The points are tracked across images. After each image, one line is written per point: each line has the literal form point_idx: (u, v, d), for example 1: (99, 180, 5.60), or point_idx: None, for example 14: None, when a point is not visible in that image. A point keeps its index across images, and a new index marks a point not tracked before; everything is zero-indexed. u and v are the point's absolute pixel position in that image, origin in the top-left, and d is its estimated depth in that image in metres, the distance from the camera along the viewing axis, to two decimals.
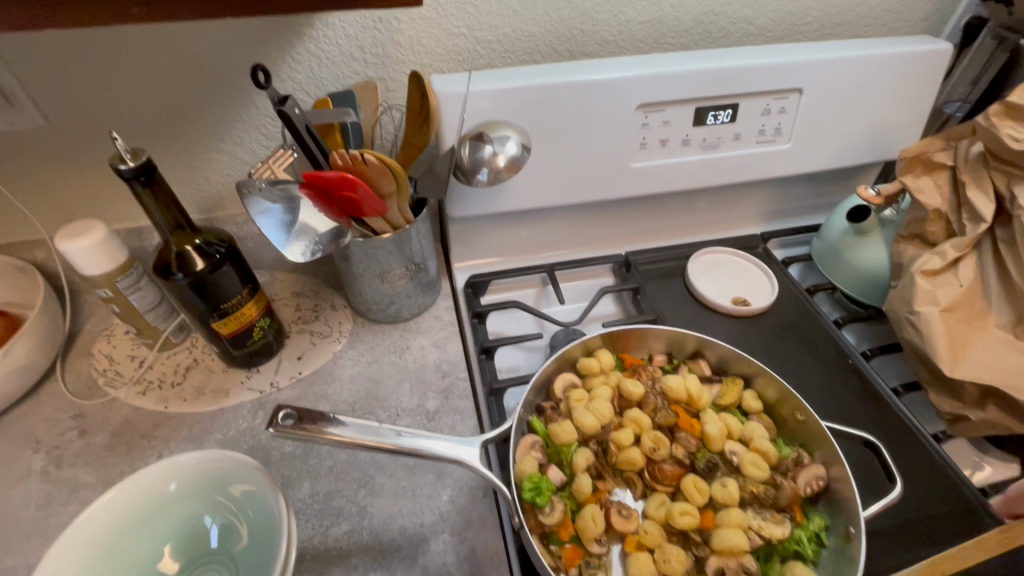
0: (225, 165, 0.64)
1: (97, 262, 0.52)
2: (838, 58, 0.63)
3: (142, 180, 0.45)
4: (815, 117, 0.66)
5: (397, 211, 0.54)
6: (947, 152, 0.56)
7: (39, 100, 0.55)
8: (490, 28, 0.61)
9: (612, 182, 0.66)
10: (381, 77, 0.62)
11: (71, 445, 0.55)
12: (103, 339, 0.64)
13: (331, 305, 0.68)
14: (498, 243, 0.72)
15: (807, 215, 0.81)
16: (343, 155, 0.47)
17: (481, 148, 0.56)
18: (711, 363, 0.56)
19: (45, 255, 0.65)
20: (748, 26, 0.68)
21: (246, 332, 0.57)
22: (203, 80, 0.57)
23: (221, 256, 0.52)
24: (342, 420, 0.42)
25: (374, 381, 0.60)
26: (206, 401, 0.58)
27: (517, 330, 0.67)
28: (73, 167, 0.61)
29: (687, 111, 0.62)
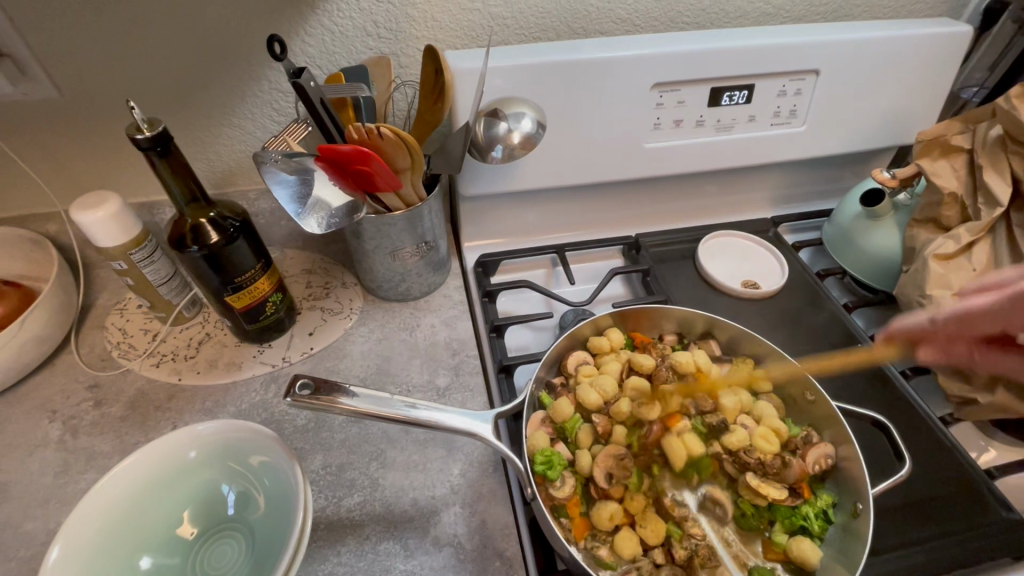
0: (237, 140, 0.64)
1: (112, 234, 0.52)
2: (857, 39, 0.62)
3: (159, 150, 0.45)
4: (831, 100, 0.66)
5: (410, 187, 0.54)
6: (964, 135, 0.56)
7: (52, 70, 0.55)
8: (505, 3, 0.60)
9: (625, 163, 0.65)
10: (394, 53, 0.61)
11: (86, 415, 0.55)
12: (117, 313, 0.64)
13: (342, 282, 0.68)
14: (508, 223, 0.72)
15: (818, 200, 0.80)
16: (358, 129, 0.46)
17: (495, 124, 0.55)
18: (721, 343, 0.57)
19: (57, 228, 0.65)
20: (766, 6, 0.67)
21: (259, 306, 0.57)
22: (215, 52, 0.57)
23: (236, 230, 0.52)
24: (354, 391, 0.43)
25: (385, 358, 0.60)
26: (219, 374, 0.58)
27: (527, 310, 0.67)
28: (85, 140, 0.60)
29: (702, 92, 0.62)
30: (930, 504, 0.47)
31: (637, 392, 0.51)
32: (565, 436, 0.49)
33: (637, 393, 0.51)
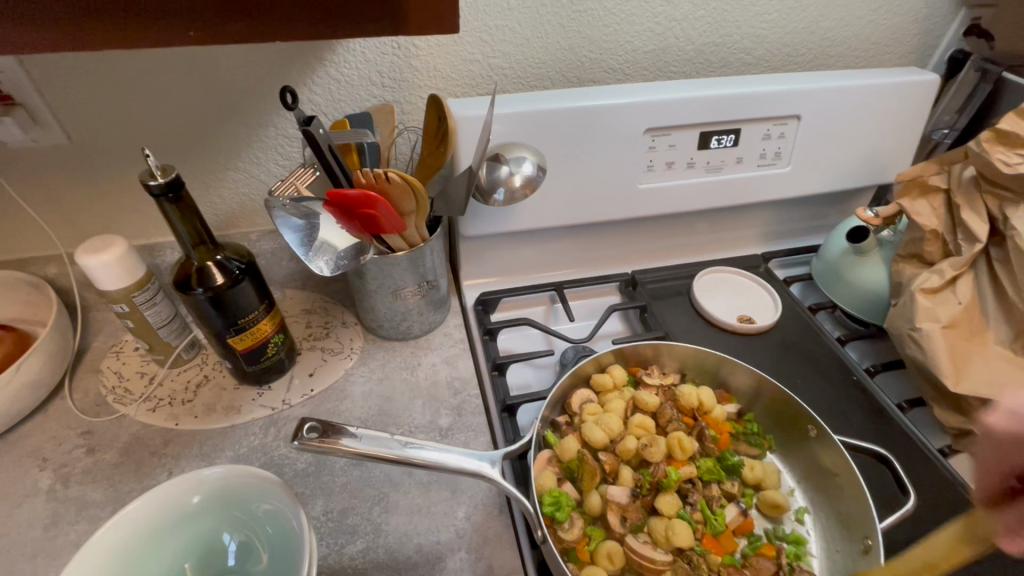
0: (241, 183, 0.66)
1: (116, 277, 0.52)
2: (834, 87, 0.66)
3: (170, 196, 0.46)
4: (813, 143, 0.69)
5: (414, 229, 0.55)
6: (941, 176, 0.59)
7: (63, 118, 0.56)
8: (504, 55, 0.63)
9: (621, 203, 0.68)
10: (398, 100, 0.64)
11: (79, 462, 0.54)
12: (112, 356, 0.64)
13: (342, 322, 0.68)
14: (507, 261, 0.73)
15: (805, 236, 0.83)
16: (367, 173, 0.48)
17: (498, 168, 0.57)
18: (720, 379, 0.57)
19: (56, 270, 0.65)
20: (747, 56, 0.72)
21: (260, 348, 0.57)
22: (225, 101, 0.59)
23: (241, 272, 0.52)
24: (357, 432, 0.42)
25: (386, 398, 0.60)
26: (217, 418, 0.57)
27: (527, 347, 0.68)
28: (90, 184, 0.61)
29: (692, 136, 0.65)
30: (935, 538, 0.47)
31: (642, 430, 0.51)
32: (572, 473, 0.49)
33: (642, 431, 0.51)
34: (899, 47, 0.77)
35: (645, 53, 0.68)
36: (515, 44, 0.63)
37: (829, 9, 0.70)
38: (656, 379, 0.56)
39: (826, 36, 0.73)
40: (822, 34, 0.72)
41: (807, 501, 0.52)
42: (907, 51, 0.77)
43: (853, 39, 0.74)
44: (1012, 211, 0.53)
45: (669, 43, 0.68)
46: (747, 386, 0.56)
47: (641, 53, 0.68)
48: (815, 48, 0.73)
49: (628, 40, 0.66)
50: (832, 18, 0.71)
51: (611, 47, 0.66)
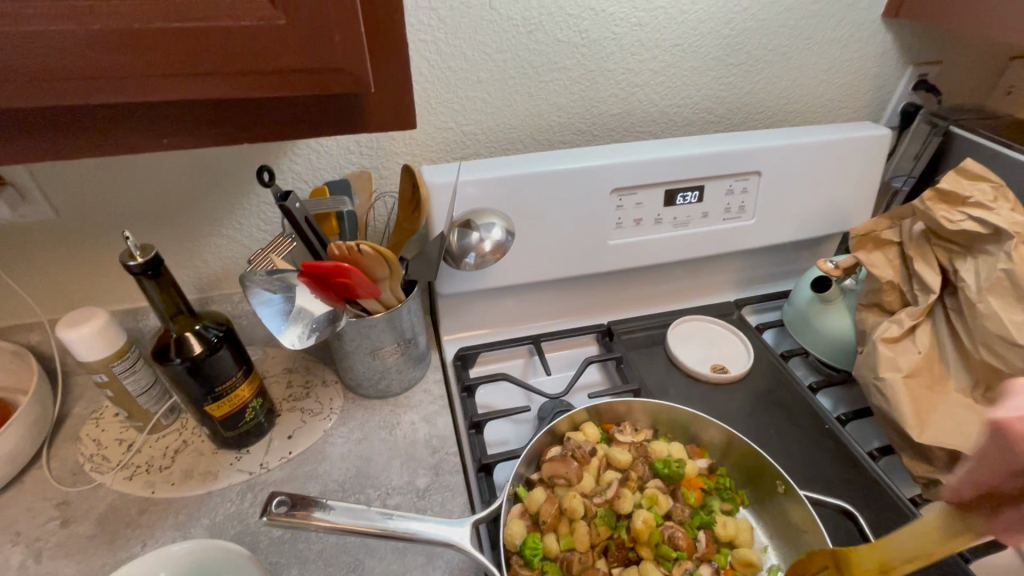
0: (224, 248, 0.68)
1: (97, 349, 0.53)
2: (790, 145, 0.70)
3: (150, 273, 0.48)
4: (775, 196, 0.73)
5: (389, 292, 0.57)
6: (893, 230, 0.62)
7: (51, 194, 0.58)
8: (476, 123, 0.67)
9: (593, 258, 0.70)
10: (376, 167, 0.67)
11: (52, 536, 0.53)
12: (92, 423, 0.64)
13: (322, 381, 0.69)
14: (486, 316, 0.75)
15: (778, 282, 0.86)
16: (340, 246, 0.50)
17: (469, 234, 0.59)
18: (693, 432, 0.58)
19: (40, 338, 0.66)
20: (709, 115, 0.76)
21: (238, 413, 0.58)
22: (209, 174, 0.61)
23: (219, 339, 0.53)
24: (329, 504, 0.43)
25: (364, 460, 0.60)
26: (194, 484, 0.57)
27: (505, 402, 0.69)
28: (76, 254, 0.63)
29: (658, 194, 0.68)
30: None
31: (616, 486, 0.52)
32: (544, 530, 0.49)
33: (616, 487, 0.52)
34: (853, 102, 0.81)
35: (611, 116, 0.72)
36: (486, 112, 0.67)
37: (782, 71, 0.75)
38: (628, 436, 0.57)
39: (783, 95, 0.77)
40: (778, 94, 0.77)
41: (779, 558, 0.52)
42: (860, 106, 0.81)
43: (808, 97, 0.78)
44: (961, 263, 0.55)
45: (634, 107, 0.72)
46: (719, 438, 0.57)
47: (607, 116, 0.72)
48: (772, 106, 0.78)
49: (594, 106, 0.70)
50: (786, 79, 0.76)
51: (578, 112, 0.70)
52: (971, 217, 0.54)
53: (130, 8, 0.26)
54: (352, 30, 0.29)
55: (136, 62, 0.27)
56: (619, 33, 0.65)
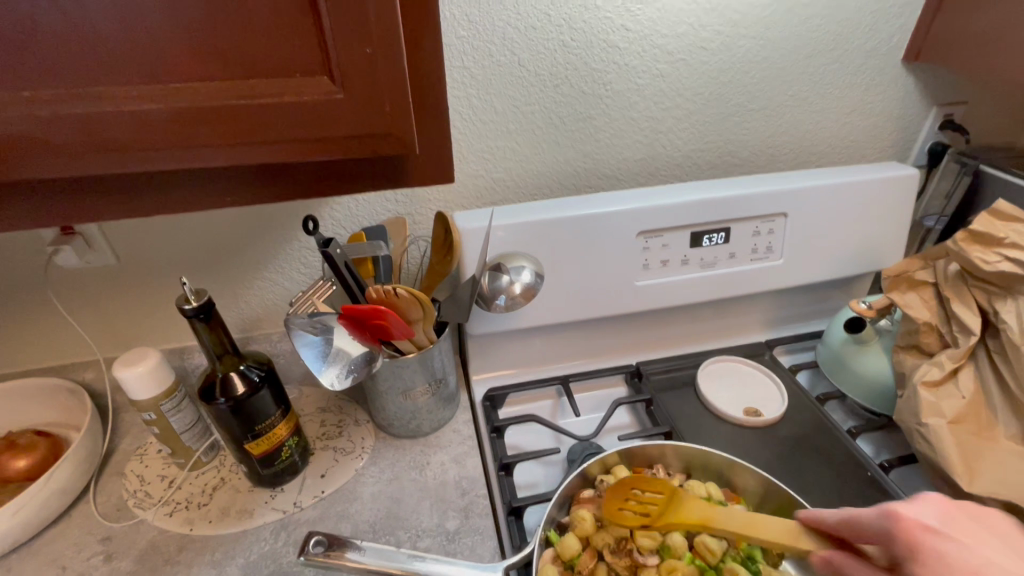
0: (267, 290, 0.71)
1: (148, 387, 0.56)
2: (815, 186, 0.70)
3: (202, 317, 0.51)
4: (802, 237, 0.73)
5: (422, 333, 0.58)
6: (927, 270, 0.61)
7: (114, 243, 0.63)
8: (505, 170, 0.70)
9: (620, 299, 0.71)
10: (410, 213, 0.70)
11: (95, 571, 0.55)
12: (137, 459, 0.66)
13: (354, 420, 0.71)
14: (514, 356, 0.76)
15: (810, 321, 0.84)
16: (378, 289, 0.52)
17: (499, 277, 0.62)
18: (726, 478, 0.57)
19: (93, 375, 0.70)
20: (732, 157, 0.77)
21: (275, 452, 0.59)
22: (255, 221, 0.65)
23: (260, 379, 0.56)
24: (362, 545, 0.44)
25: (394, 500, 0.61)
26: (230, 522, 0.59)
27: (534, 443, 0.69)
28: (132, 298, 0.67)
29: (684, 236, 0.69)
30: None
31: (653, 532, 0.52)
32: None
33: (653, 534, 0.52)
34: (878, 143, 0.81)
35: (636, 160, 0.74)
36: (515, 160, 0.70)
37: (804, 115, 0.76)
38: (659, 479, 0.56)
39: (806, 138, 0.78)
40: (802, 136, 0.78)
41: None
42: (886, 146, 0.82)
43: (832, 138, 0.79)
44: (1001, 304, 0.54)
45: (658, 152, 0.74)
46: (754, 485, 0.55)
47: (632, 161, 0.74)
48: (796, 148, 0.79)
49: (619, 151, 0.73)
50: (808, 122, 0.77)
51: (603, 158, 0.73)
52: (1007, 257, 0.53)
53: (209, 88, 0.30)
54: (400, 100, 0.32)
55: (212, 134, 0.31)
56: (642, 84, 0.68)
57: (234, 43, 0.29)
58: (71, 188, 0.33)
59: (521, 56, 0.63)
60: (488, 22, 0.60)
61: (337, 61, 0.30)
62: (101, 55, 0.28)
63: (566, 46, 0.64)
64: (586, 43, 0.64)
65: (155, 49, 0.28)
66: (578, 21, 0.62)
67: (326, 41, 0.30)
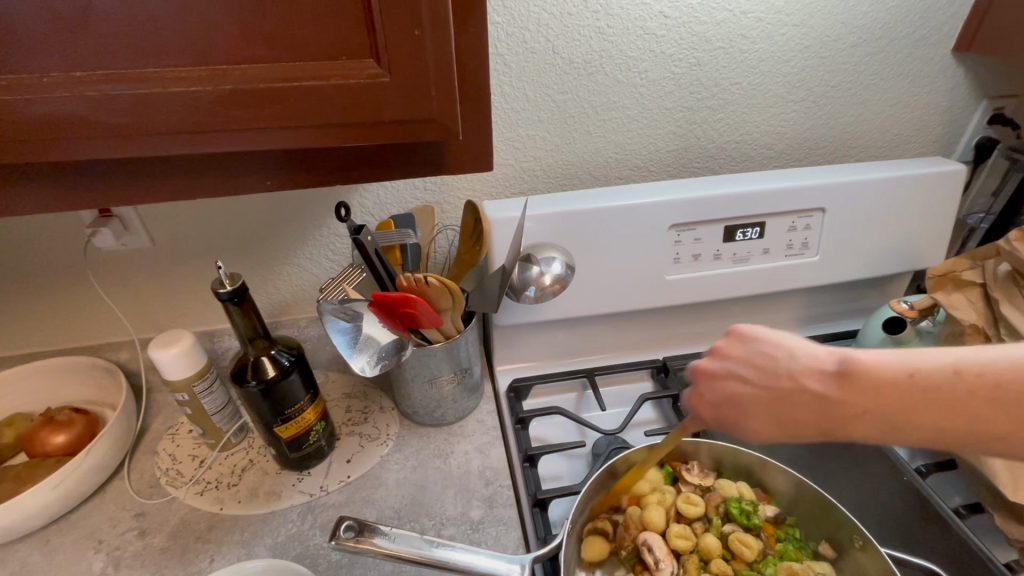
0: (296, 276, 0.72)
1: (181, 368, 0.57)
2: (856, 181, 0.68)
3: (236, 301, 0.51)
4: (840, 234, 0.70)
5: (450, 322, 0.58)
6: (975, 270, 0.59)
7: (149, 226, 0.64)
8: (535, 159, 0.69)
9: (648, 293, 0.70)
10: (438, 202, 0.70)
11: (130, 546, 0.56)
12: (168, 438, 0.68)
13: (380, 407, 0.71)
14: (539, 348, 0.76)
15: (843, 320, 0.82)
16: (408, 277, 0.52)
17: (529, 268, 0.61)
18: (756, 477, 0.56)
19: (128, 355, 0.71)
20: (768, 150, 0.75)
21: (303, 435, 0.60)
22: (287, 208, 0.66)
23: (291, 364, 0.56)
24: (391, 532, 0.44)
25: (419, 487, 0.61)
26: (258, 503, 0.60)
27: (558, 436, 0.68)
28: (166, 279, 0.68)
29: (717, 230, 0.67)
30: None
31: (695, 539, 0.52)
32: None
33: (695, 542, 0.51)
34: (923, 137, 0.78)
35: (668, 152, 0.72)
36: (546, 149, 0.69)
37: (846, 106, 0.74)
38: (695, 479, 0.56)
39: (847, 130, 0.76)
40: (842, 128, 0.75)
41: None
42: (931, 140, 0.79)
43: (874, 131, 0.76)
44: None
45: (691, 143, 0.72)
46: (788, 489, 0.54)
47: (664, 152, 0.72)
48: (836, 141, 0.76)
49: (652, 142, 0.71)
50: (849, 114, 0.74)
51: (635, 148, 0.71)
52: None
53: (255, 70, 0.29)
54: (445, 85, 0.32)
55: (256, 117, 0.30)
56: (677, 73, 0.66)
57: (281, 25, 0.29)
58: (115, 170, 0.34)
59: (556, 43, 0.62)
60: (523, 8, 0.59)
61: (384, 45, 0.30)
62: (149, 34, 0.28)
63: (602, 33, 0.62)
64: (623, 30, 0.62)
65: (204, 30, 0.28)
66: (615, 8, 0.61)
67: (374, 24, 0.29)
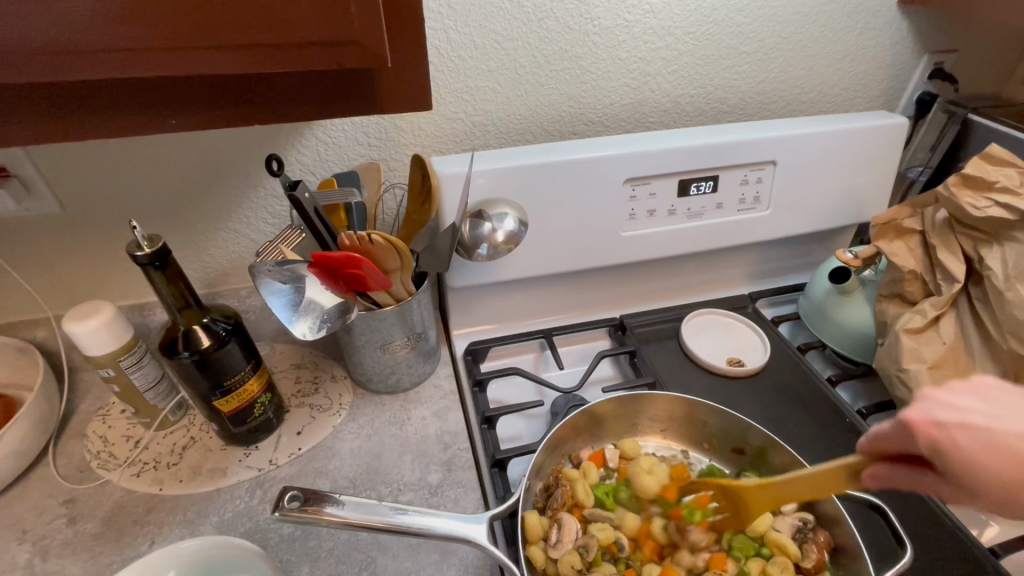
0: (231, 242, 0.67)
1: (103, 343, 0.53)
2: (806, 133, 0.68)
3: (157, 264, 0.47)
4: (790, 188, 0.71)
5: (400, 284, 0.56)
6: (915, 218, 0.60)
7: (57, 188, 0.57)
8: (486, 113, 0.66)
9: (604, 250, 0.69)
10: (383, 158, 0.65)
11: (59, 534, 0.52)
12: (98, 419, 0.63)
13: (331, 376, 0.68)
14: (495, 310, 0.74)
15: (791, 274, 0.84)
16: (351, 236, 0.49)
17: (481, 225, 0.58)
18: (709, 424, 0.57)
19: (45, 333, 0.65)
20: (722, 104, 0.74)
21: (247, 409, 0.57)
22: (216, 167, 0.60)
23: (227, 333, 0.52)
24: (341, 499, 0.42)
25: (374, 455, 0.59)
26: (202, 481, 0.56)
27: (517, 397, 0.68)
28: (81, 247, 0.62)
29: (671, 184, 0.67)
30: None
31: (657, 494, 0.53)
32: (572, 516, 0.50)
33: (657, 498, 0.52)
34: (869, 91, 0.79)
35: (622, 106, 0.70)
36: (496, 102, 0.65)
37: (797, 60, 0.73)
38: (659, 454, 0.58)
39: (797, 84, 0.76)
40: (792, 82, 0.75)
41: None
42: (876, 95, 0.80)
43: (823, 85, 0.77)
44: (987, 251, 0.54)
45: (645, 97, 0.70)
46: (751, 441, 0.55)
47: (617, 106, 0.70)
48: (786, 96, 0.76)
49: (605, 95, 0.69)
50: (800, 67, 0.74)
51: (588, 102, 0.69)
52: (997, 203, 0.53)
53: None
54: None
55: (142, 35, 0.27)
56: (630, 20, 0.64)
57: None
58: None
59: None
60: None
61: None
62: None
63: None
64: None
65: None
66: None
67: None
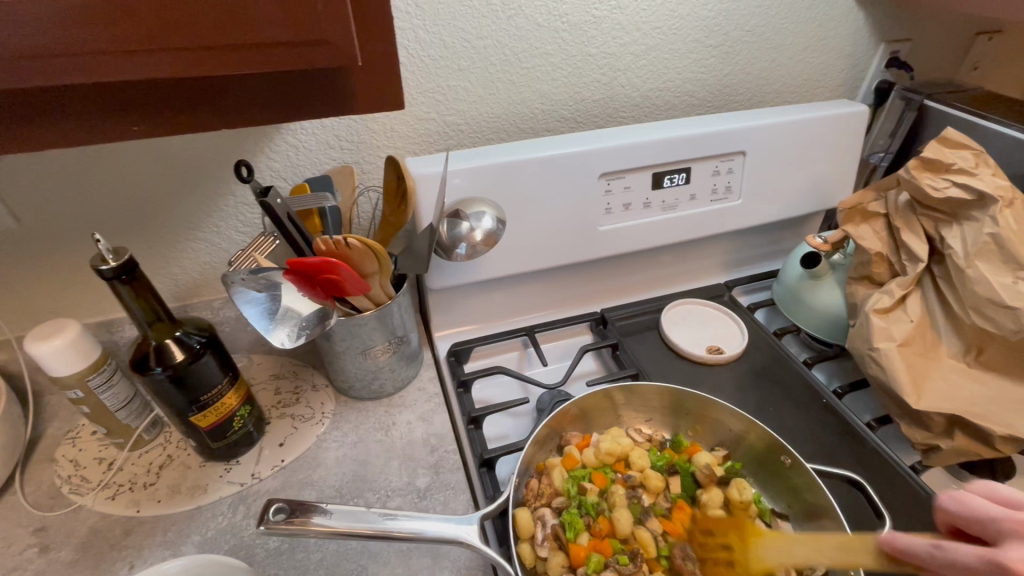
0: (202, 252, 0.65)
1: (70, 363, 0.51)
2: (773, 123, 0.70)
3: (124, 278, 0.45)
4: (759, 177, 0.73)
5: (379, 288, 0.55)
6: (879, 202, 0.63)
7: (13, 204, 0.55)
8: (459, 112, 0.66)
9: (583, 245, 0.69)
10: (357, 161, 0.65)
11: (30, 564, 0.50)
12: (68, 443, 0.60)
13: (312, 385, 0.67)
14: (476, 310, 0.74)
15: (764, 262, 0.86)
16: (327, 241, 0.48)
17: (458, 224, 0.58)
18: (693, 411, 0.58)
19: (5, 356, 0.62)
20: (690, 98, 0.76)
21: (225, 423, 0.55)
22: (182, 176, 0.59)
23: (202, 345, 0.51)
24: (328, 508, 0.41)
25: (360, 463, 0.58)
26: (182, 499, 0.55)
27: (503, 395, 0.67)
28: (41, 265, 0.59)
29: (645, 177, 0.67)
30: None
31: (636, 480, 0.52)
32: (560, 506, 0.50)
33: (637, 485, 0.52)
34: (830, 81, 0.82)
35: (595, 102, 0.71)
36: (468, 101, 0.65)
37: (761, 52, 0.75)
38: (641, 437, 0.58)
39: (761, 76, 0.78)
40: (757, 74, 0.77)
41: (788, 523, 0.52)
42: (837, 84, 0.82)
43: (786, 76, 0.79)
44: (946, 231, 0.56)
45: (616, 92, 0.71)
46: (735, 427, 0.56)
47: (590, 102, 0.71)
48: (752, 88, 0.78)
49: (577, 92, 0.69)
50: (764, 60, 0.76)
51: (560, 99, 0.69)
52: (954, 183, 0.55)
53: None
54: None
55: (102, 40, 0.27)
56: (598, 17, 0.64)
57: None
58: None
59: None
60: None
61: None
62: None
63: None
64: None
65: None
66: None
67: None
